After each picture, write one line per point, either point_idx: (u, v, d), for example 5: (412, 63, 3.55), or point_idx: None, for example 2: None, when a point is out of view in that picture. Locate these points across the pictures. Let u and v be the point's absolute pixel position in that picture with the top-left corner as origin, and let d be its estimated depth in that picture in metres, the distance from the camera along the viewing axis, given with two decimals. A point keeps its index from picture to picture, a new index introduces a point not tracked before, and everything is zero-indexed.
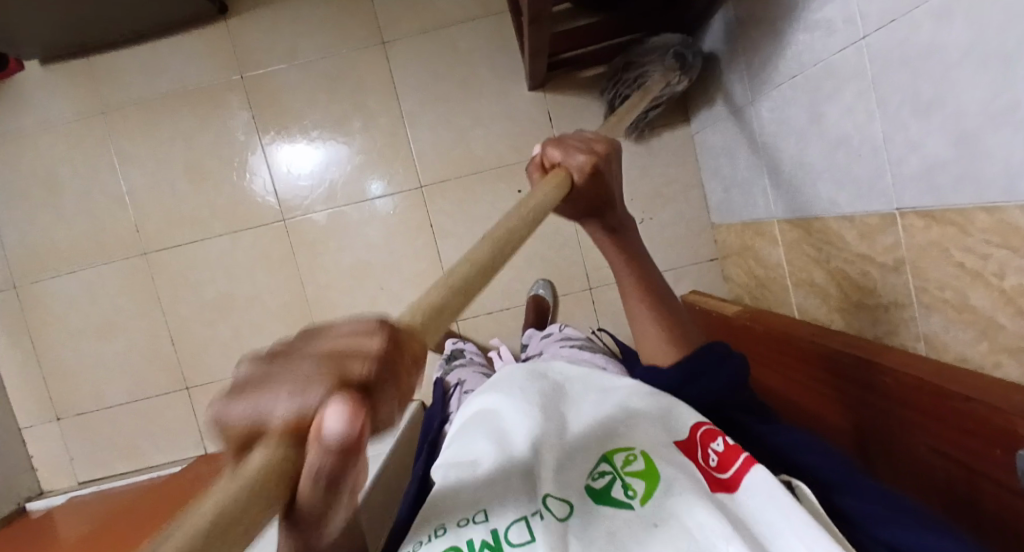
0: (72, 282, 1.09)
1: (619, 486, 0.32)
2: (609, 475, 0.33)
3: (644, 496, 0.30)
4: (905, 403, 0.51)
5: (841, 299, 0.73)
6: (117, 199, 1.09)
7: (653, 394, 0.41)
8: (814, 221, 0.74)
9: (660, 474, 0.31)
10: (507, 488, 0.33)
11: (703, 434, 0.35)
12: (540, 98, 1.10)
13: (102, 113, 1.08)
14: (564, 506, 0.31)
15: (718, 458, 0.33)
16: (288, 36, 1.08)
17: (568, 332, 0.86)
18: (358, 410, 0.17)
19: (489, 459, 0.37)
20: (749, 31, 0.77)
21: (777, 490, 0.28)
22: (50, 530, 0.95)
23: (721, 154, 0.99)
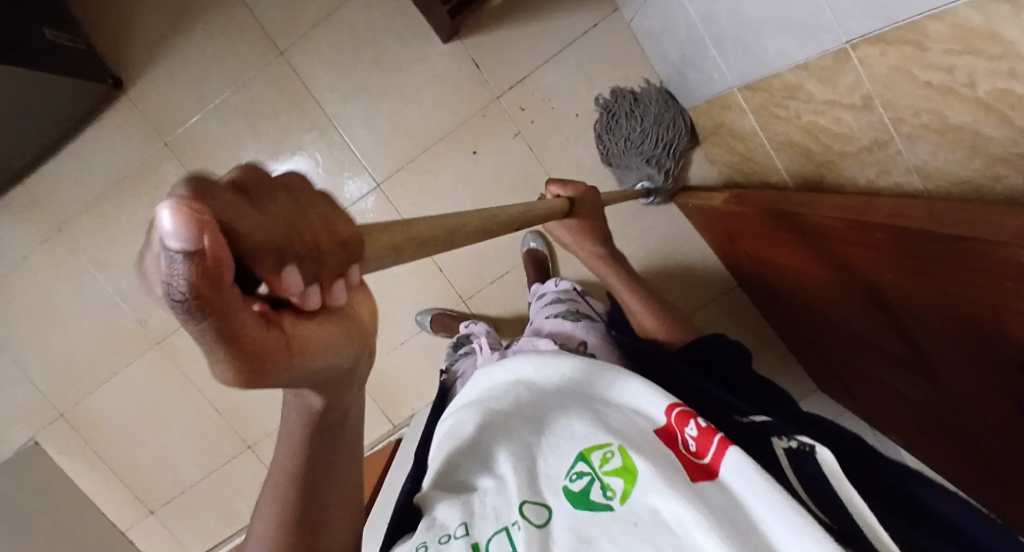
0: (108, 390, 1.15)
1: (598, 488, 0.37)
2: (587, 476, 0.38)
3: (622, 495, 0.36)
4: (903, 255, 0.48)
5: (824, 152, 0.67)
6: (111, 303, 1.12)
7: (618, 379, 0.46)
8: (772, 80, 0.67)
9: (636, 470, 0.36)
10: (489, 502, 0.40)
11: (679, 419, 0.41)
12: (459, 47, 1.02)
13: (59, 230, 1.09)
14: (540, 511, 0.38)
15: (696, 443, 0.39)
16: (188, 86, 1.03)
17: (555, 299, 0.85)
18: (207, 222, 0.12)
19: (478, 469, 0.44)
20: None
21: (752, 475, 0.34)
22: None
23: (661, 36, 0.91)
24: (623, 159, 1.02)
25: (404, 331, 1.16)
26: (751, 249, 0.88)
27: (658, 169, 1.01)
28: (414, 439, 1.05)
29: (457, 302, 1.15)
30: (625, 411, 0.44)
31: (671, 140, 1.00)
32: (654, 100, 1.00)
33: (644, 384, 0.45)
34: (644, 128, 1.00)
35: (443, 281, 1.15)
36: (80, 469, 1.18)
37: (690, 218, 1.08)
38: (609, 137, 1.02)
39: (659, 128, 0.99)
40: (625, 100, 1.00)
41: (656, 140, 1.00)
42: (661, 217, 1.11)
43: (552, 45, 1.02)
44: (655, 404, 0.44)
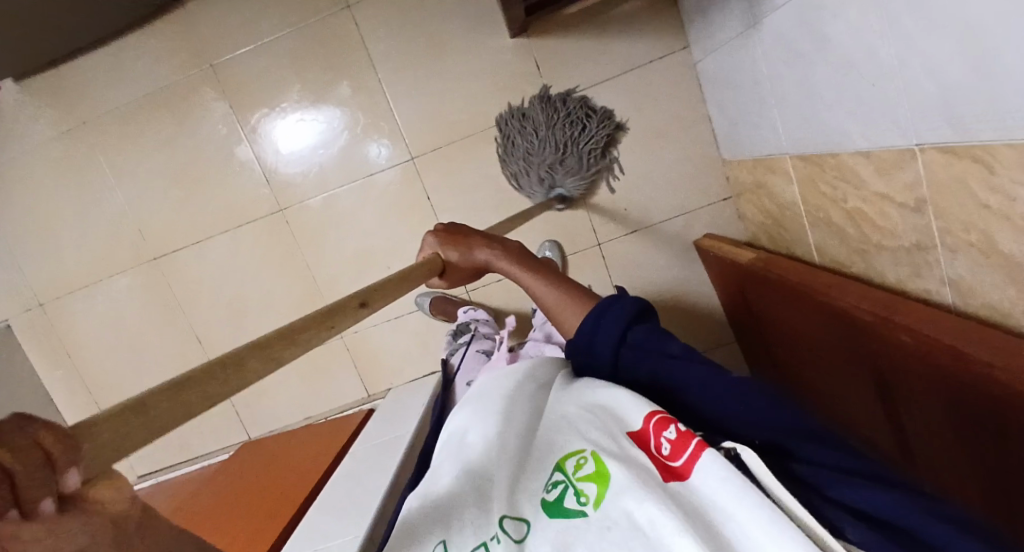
0: (92, 295, 1.14)
1: (573, 495, 0.38)
2: (563, 485, 0.39)
3: (596, 501, 0.36)
4: (924, 362, 0.48)
5: (860, 239, 0.67)
6: (116, 210, 1.10)
7: (605, 395, 0.46)
8: (827, 157, 0.67)
9: (610, 475, 0.37)
10: (467, 519, 0.41)
11: (657, 422, 0.40)
12: (524, 45, 1.02)
13: (82, 125, 1.07)
14: (519, 526, 0.38)
15: (671, 445, 0.38)
16: (247, 16, 1.02)
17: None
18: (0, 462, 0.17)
19: (466, 485, 0.45)
20: None
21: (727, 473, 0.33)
22: None
23: (725, 85, 0.90)
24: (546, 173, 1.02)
25: (400, 308, 1.16)
26: (762, 311, 0.88)
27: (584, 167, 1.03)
28: (387, 416, 1.05)
29: (460, 292, 1.15)
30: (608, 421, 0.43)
31: (585, 130, 1.01)
32: (544, 105, 1.01)
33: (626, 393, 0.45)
34: (554, 136, 1.00)
35: None
36: (47, 365, 1.17)
37: (705, 264, 1.08)
38: (514, 159, 1.03)
39: (571, 132, 1.00)
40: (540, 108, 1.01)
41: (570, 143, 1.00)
42: (678, 258, 1.11)
43: (615, 65, 1.02)
44: (635, 411, 0.43)
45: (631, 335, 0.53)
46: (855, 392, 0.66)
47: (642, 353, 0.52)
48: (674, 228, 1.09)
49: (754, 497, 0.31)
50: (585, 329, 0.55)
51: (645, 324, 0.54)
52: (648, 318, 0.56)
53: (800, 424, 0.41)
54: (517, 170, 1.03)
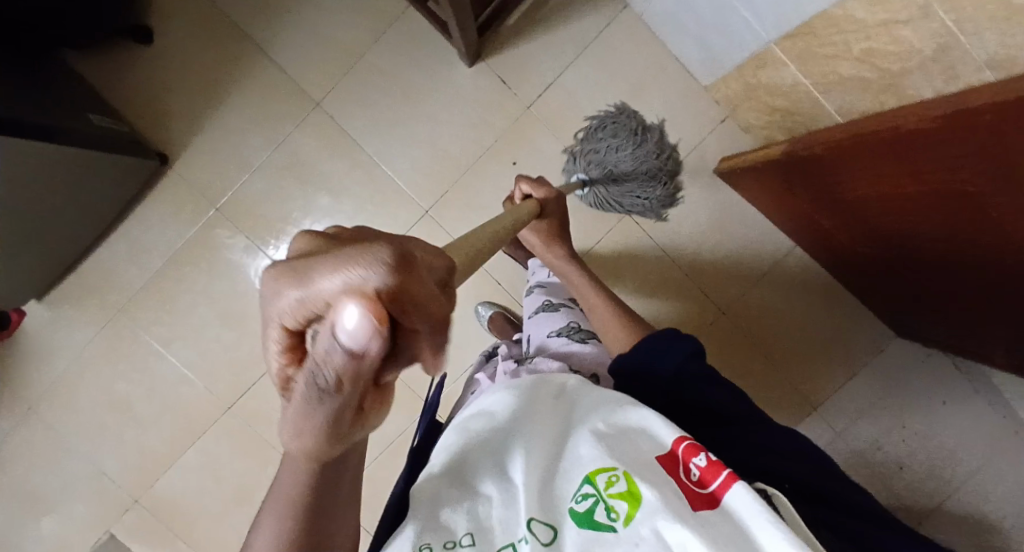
0: (183, 468, 1.13)
1: (603, 509, 0.42)
2: (593, 498, 0.43)
3: (625, 518, 0.41)
4: (1009, 132, 0.50)
5: (881, 75, 0.70)
6: (177, 377, 1.11)
7: (638, 413, 0.53)
8: (814, 19, 0.71)
9: (640, 495, 0.41)
10: (499, 515, 0.46)
11: (687, 450, 0.47)
12: (484, 67, 1.07)
13: (116, 315, 1.09)
14: (547, 530, 0.43)
15: (701, 472, 0.45)
16: (229, 151, 1.06)
17: (560, 316, 0.91)
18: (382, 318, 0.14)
19: (497, 480, 0.49)
20: None
21: (754, 502, 0.40)
22: None
23: (680, 16, 0.96)
24: (605, 164, 1.00)
25: (472, 353, 1.17)
26: (813, 193, 0.92)
27: (632, 202, 1.01)
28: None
29: (517, 313, 1.16)
30: (637, 443, 0.49)
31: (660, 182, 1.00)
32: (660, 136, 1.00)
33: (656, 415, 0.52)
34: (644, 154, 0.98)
35: (504, 294, 1.16)
36: None
37: (734, 186, 1.12)
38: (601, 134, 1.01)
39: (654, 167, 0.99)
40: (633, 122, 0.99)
41: (642, 175, 0.99)
42: (705, 192, 1.13)
43: (572, 48, 1.08)
44: (665, 433, 0.50)
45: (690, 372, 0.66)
46: (946, 219, 0.69)
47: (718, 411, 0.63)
48: (688, 166, 1.12)
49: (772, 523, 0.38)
50: (644, 346, 0.70)
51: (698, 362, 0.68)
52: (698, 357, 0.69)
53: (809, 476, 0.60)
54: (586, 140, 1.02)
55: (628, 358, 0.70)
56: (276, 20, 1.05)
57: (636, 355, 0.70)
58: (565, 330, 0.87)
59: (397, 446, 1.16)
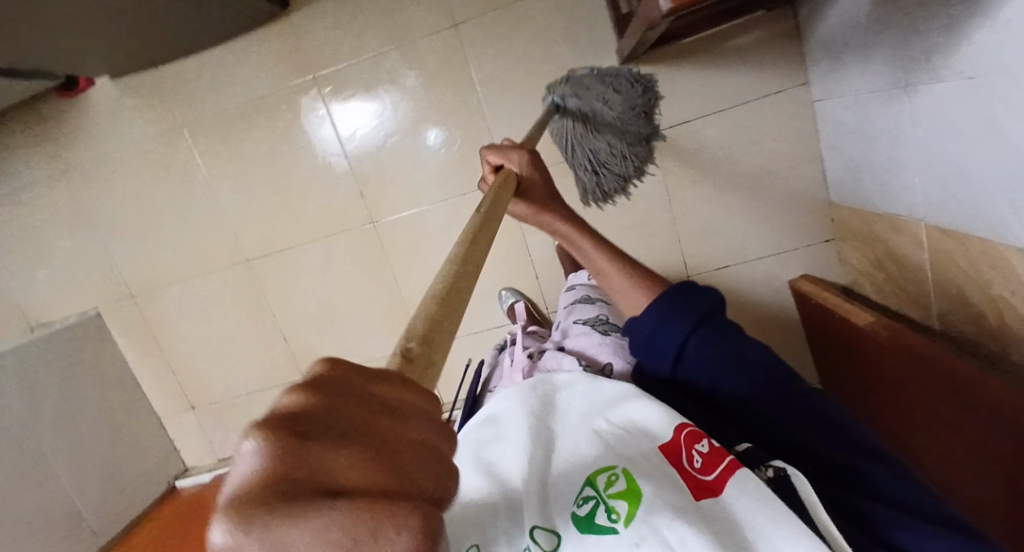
0: (187, 290, 1.21)
1: (603, 511, 0.40)
2: (593, 501, 0.41)
3: (626, 517, 0.39)
4: None
5: (997, 326, 0.67)
6: (215, 211, 1.15)
7: (639, 401, 0.49)
8: (975, 237, 0.66)
9: (640, 494, 0.40)
10: (502, 524, 0.44)
11: (687, 437, 0.44)
12: (634, 71, 1.00)
13: (180, 128, 1.10)
14: (550, 536, 0.40)
15: (702, 460, 0.42)
16: (352, 31, 1.02)
17: (593, 308, 0.86)
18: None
19: (501, 486, 0.47)
20: (905, 8, 0.65)
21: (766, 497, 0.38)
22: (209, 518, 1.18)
23: (850, 133, 0.89)
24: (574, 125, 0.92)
25: (481, 322, 1.21)
26: (870, 371, 0.90)
27: (589, 170, 0.96)
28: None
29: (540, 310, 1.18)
30: (639, 438, 0.46)
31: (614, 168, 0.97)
32: (638, 134, 0.95)
33: (655, 405, 0.48)
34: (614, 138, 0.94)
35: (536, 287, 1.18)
36: (140, 351, 1.27)
37: (798, 305, 1.10)
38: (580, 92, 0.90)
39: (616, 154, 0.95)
40: (640, 93, 0.91)
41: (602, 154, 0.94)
42: (768, 294, 1.12)
43: (726, 97, 1.01)
44: (664, 424, 0.46)
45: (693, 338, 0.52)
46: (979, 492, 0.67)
47: (701, 362, 0.52)
48: (767, 265, 1.10)
49: (785, 521, 0.36)
50: (653, 316, 0.55)
51: (708, 328, 0.53)
52: (715, 320, 0.54)
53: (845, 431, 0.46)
54: (577, 83, 0.92)
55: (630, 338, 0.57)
56: None
57: (639, 330, 0.56)
58: (592, 320, 0.81)
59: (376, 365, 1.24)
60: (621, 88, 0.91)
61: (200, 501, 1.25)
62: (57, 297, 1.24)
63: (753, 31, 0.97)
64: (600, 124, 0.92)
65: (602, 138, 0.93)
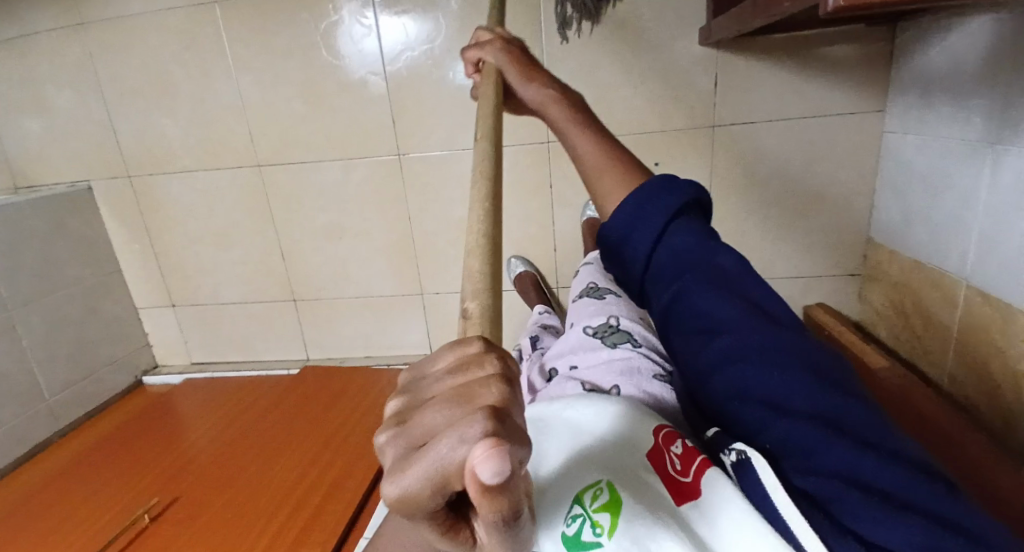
0: (190, 181, 1.15)
1: (589, 528, 0.37)
2: (580, 519, 0.38)
3: (610, 529, 0.36)
4: None
5: (1014, 403, 0.66)
6: (234, 105, 1.07)
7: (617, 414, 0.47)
8: (1018, 313, 0.65)
9: (622, 503, 0.37)
10: None
11: (665, 441, 0.43)
12: (711, 57, 0.95)
13: (211, 3, 1.00)
14: None
15: (681, 463, 0.41)
16: None
17: (600, 308, 0.81)
18: (510, 452, 0.15)
19: None
20: (1019, 59, 0.59)
21: (731, 493, 0.36)
22: (171, 419, 1.16)
23: (915, 176, 0.85)
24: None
25: None
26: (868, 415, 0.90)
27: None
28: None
29: (549, 284, 1.15)
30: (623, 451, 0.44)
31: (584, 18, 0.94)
32: None
33: (630, 416, 0.47)
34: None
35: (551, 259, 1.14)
36: (125, 234, 1.20)
37: None
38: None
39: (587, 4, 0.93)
40: None
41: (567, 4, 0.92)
42: None
43: (795, 108, 0.96)
44: (642, 434, 0.45)
45: (665, 242, 0.49)
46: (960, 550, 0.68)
47: (667, 269, 0.48)
48: (787, 287, 1.09)
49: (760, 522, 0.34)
50: (629, 217, 0.51)
51: (680, 227, 0.49)
52: (688, 215, 0.50)
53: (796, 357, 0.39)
54: None
55: (607, 246, 0.54)
56: None
57: (615, 240, 0.53)
58: (600, 329, 0.77)
59: (371, 302, 1.21)
60: None
61: (167, 402, 1.22)
62: (49, 156, 1.16)
63: (847, 44, 0.91)
64: None
65: None
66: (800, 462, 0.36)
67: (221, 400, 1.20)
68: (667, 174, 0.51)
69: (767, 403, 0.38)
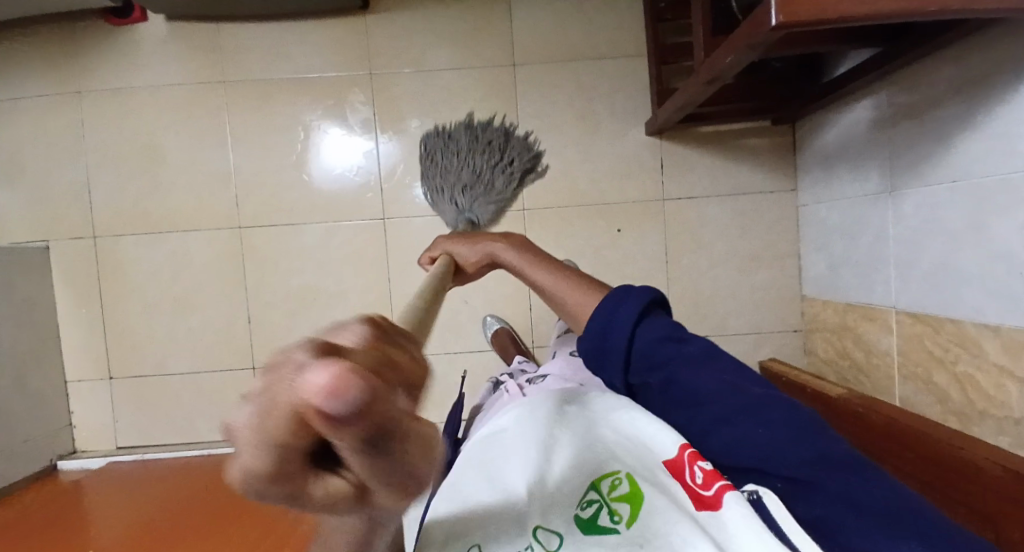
0: (160, 243, 1.13)
1: (607, 513, 0.42)
2: (597, 503, 0.43)
3: (628, 519, 0.41)
4: (1017, 503, 0.54)
5: (962, 405, 0.74)
6: (224, 170, 1.12)
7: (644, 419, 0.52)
8: (946, 321, 0.76)
9: (643, 496, 0.42)
10: (502, 526, 0.43)
11: (690, 456, 0.45)
12: (656, 144, 1.15)
13: (219, 83, 1.11)
14: (552, 538, 0.41)
15: (702, 477, 0.43)
16: (419, 44, 1.11)
17: None
18: (363, 380, 0.12)
19: (501, 497, 0.46)
20: (902, 122, 0.82)
21: (743, 511, 0.37)
22: (84, 509, 0.98)
23: (834, 232, 1.03)
24: (466, 200, 1.06)
25: (462, 346, 1.18)
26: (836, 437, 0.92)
27: (506, 175, 1.08)
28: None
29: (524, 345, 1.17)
30: (640, 455, 0.48)
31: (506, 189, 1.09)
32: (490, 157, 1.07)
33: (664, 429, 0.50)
34: (474, 161, 1.06)
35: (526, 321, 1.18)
36: (75, 299, 1.13)
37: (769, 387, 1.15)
38: (431, 177, 1.07)
39: (493, 164, 1.07)
40: (444, 139, 1.09)
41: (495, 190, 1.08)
42: None
43: (728, 186, 1.15)
44: (669, 443, 0.48)
45: (645, 330, 0.55)
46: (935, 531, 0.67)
47: (650, 350, 0.54)
48: (743, 343, 1.18)
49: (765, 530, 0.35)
50: (609, 312, 0.58)
51: (658, 313, 0.57)
52: (657, 310, 0.58)
53: (781, 419, 0.45)
54: (431, 154, 1.09)
55: (594, 344, 0.59)
56: None
57: (597, 331, 0.58)
58: None
59: None
60: (428, 147, 1.09)
61: (77, 496, 1.02)
62: (8, 216, 1.12)
63: (760, 137, 1.15)
64: (467, 168, 1.06)
65: (468, 164, 1.06)
66: (802, 495, 0.41)
67: (143, 493, 1.01)
68: (625, 286, 0.60)
69: (757, 455, 0.45)
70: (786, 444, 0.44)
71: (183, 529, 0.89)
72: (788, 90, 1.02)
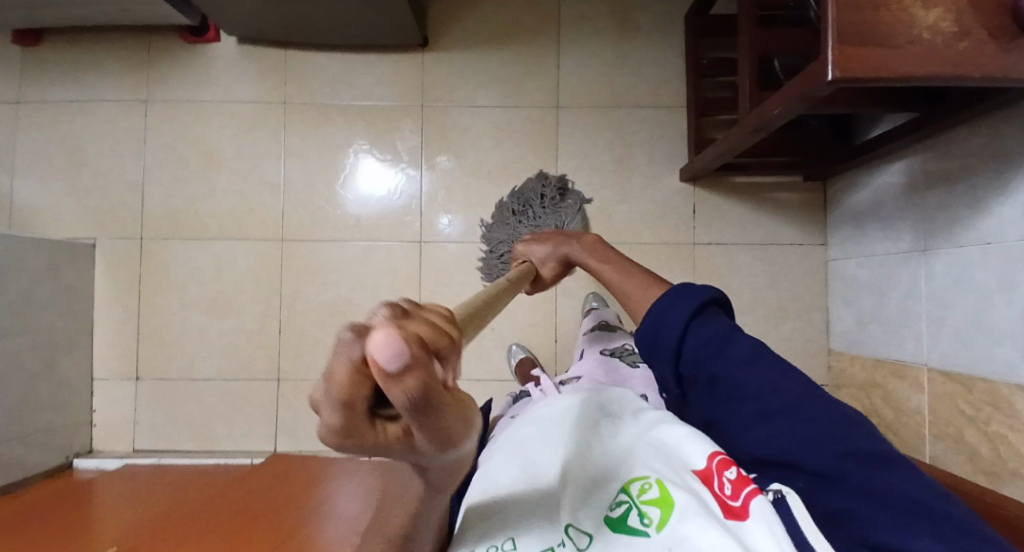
0: (203, 247, 1.16)
1: (636, 515, 0.44)
2: (626, 505, 0.46)
3: (658, 523, 0.42)
4: None
5: (995, 465, 0.74)
6: (275, 184, 1.17)
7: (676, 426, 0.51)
8: (978, 380, 0.77)
9: (672, 501, 0.43)
10: (539, 524, 0.48)
11: (719, 464, 0.44)
12: (690, 190, 1.19)
13: (281, 103, 1.17)
14: (583, 536, 0.45)
15: (731, 486, 0.41)
16: (472, 81, 1.18)
17: (612, 337, 0.97)
18: (406, 344, 0.18)
19: (538, 497, 0.50)
20: (935, 186, 0.86)
21: (769, 518, 0.37)
22: (96, 511, 0.96)
23: (863, 288, 1.05)
24: None
25: (486, 373, 1.18)
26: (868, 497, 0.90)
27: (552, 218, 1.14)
28: None
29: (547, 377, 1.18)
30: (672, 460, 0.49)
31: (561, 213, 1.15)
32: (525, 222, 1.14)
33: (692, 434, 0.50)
34: (522, 231, 1.14)
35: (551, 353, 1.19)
36: (113, 295, 1.15)
37: None
38: (496, 266, 1.15)
39: (532, 217, 1.15)
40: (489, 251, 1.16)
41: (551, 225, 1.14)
42: None
43: (757, 235, 1.19)
44: (700, 449, 0.47)
45: (695, 324, 0.53)
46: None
47: (700, 342, 0.52)
48: None
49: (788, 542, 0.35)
50: (662, 306, 0.56)
51: (714, 309, 0.55)
52: (714, 307, 0.55)
53: (828, 422, 0.43)
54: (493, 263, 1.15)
55: (642, 335, 0.58)
56: (590, 32, 1.18)
57: (648, 325, 0.57)
58: (617, 350, 0.93)
59: None
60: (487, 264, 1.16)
61: (89, 497, 1.00)
62: (61, 211, 1.16)
63: (791, 192, 1.19)
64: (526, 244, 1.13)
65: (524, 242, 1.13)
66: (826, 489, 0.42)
67: (155, 498, 1.00)
68: (682, 283, 0.57)
69: (794, 450, 0.44)
70: (823, 445, 0.42)
71: (199, 530, 0.88)
72: (820, 149, 1.06)
